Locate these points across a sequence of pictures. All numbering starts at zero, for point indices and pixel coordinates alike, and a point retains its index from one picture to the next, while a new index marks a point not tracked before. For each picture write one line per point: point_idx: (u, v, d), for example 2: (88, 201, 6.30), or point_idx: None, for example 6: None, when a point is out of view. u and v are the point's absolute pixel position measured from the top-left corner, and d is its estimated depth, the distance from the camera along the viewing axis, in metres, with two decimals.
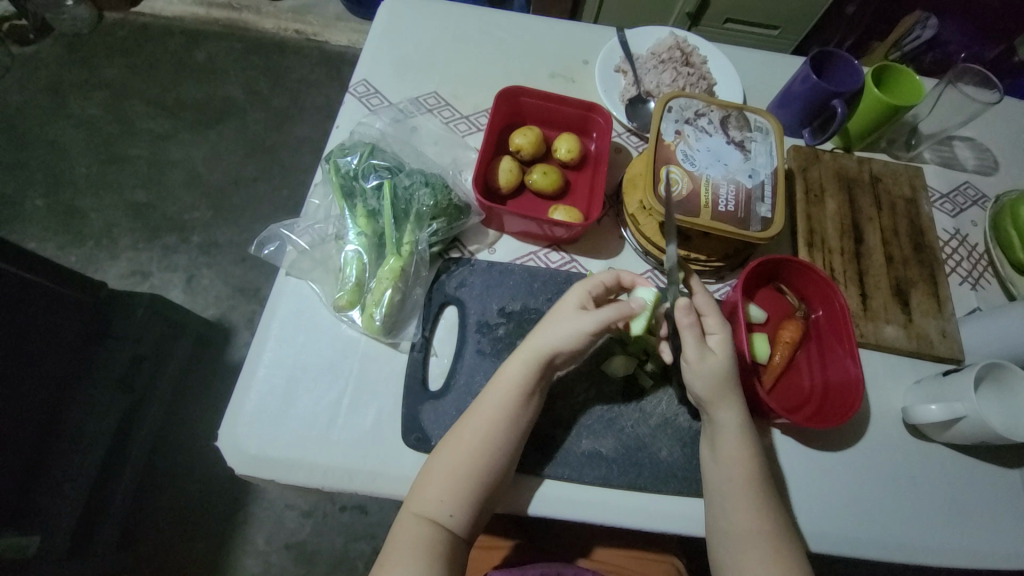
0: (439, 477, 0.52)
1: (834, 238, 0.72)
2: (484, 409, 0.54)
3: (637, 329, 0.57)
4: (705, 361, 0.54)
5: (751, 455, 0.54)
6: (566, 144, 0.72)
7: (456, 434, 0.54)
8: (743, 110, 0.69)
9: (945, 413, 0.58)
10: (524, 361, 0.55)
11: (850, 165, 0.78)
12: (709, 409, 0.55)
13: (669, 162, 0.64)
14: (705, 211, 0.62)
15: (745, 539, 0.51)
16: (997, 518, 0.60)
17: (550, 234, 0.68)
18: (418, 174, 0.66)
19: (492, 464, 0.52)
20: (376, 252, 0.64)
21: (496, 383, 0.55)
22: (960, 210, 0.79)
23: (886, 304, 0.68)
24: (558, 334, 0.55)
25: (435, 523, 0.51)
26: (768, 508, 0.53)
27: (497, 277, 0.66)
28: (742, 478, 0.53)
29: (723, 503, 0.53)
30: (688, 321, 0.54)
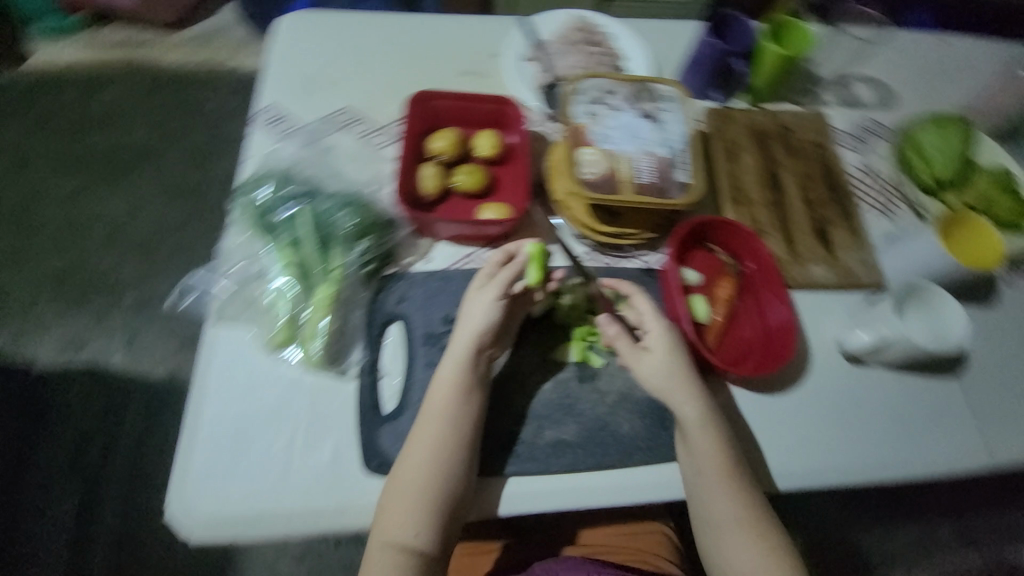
0: (403, 498, 0.51)
1: (755, 191, 0.75)
2: (444, 421, 0.54)
3: (531, 278, 0.60)
4: (642, 360, 0.59)
5: (721, 445, 0.56)
6: (485, 141, 0.72)
7: (413, 449, 0.53)
8: (649, 83, 0.70)
9: (871, 339, 0.63)
10: (458, 361, 0.56)
11: (758, 119, 0.81)
12: (673, 408, 0.57)
13: (585, 144, 0.65)
14: (626, 186, 0.62)
15: (726, 526, 0.55)
16: (939, 430, 0.65)
17: (483, 232, 0.68)
18: (345, 198, 0.65)
19: (453, 473, 0.53)
20: (304, 283, 0.62)
21: (448, 394, 0.55)
22: (868, 145, 0.83)
23: (811, 247, 0.72)
24: (474, 317, 0.58)
25: (407, 546, 0.51)
26: (743, 490, 0.56)
27: (435, 286, 0.65)
28: (716, 467, 0.55)
29: (699, 491, 0.56)
30: (617, 333, 0.60)
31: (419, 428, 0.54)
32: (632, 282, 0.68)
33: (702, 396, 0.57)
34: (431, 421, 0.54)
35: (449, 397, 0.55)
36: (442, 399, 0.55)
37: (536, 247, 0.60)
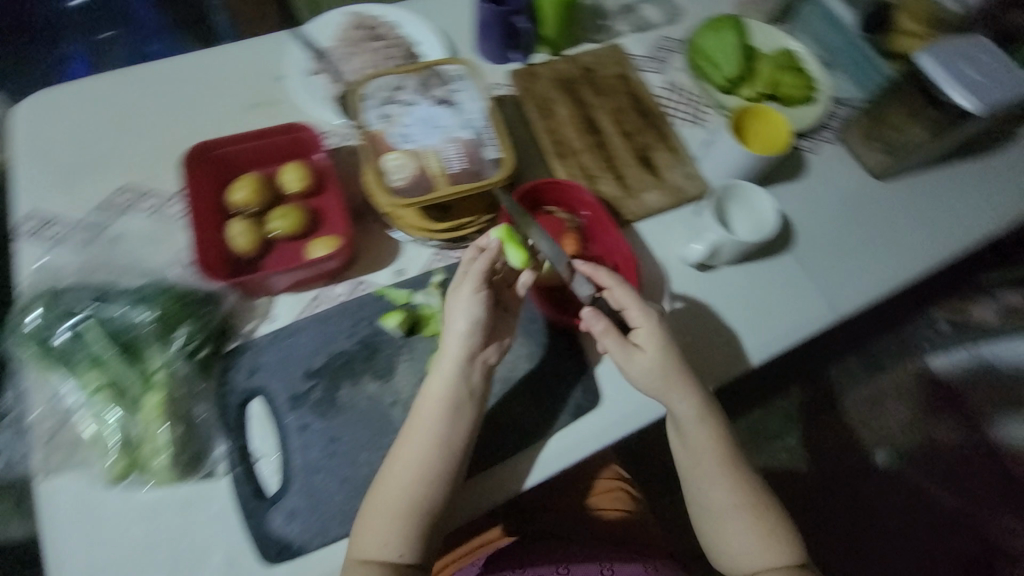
0: (389, 518, 0.52)
1: (576, 140, 0.77)
2: (433, 432, 0.54)
3: (517, 260, 0.60)
4: (631, 360, 0.58)
5: (713, 431, 0.60)
6: (291, 175, 0.67)
7: (397, 467, 0.53)
8: (435, 67, 0.68)
9: (704, 248, 0.68)
10: (451, 372, 0.56)
11: (560, 68, 0.82)
12: (669, 404, 0.59)
13: (387, 151, 0.62)
14: (440, 181, 0.61)
15: (726, 511, 0.59)
16: (789, 302, 0.71)
17: (321, 269, 0.64)
18: (153, 284, 0.60)
19: (436, 486, 0.54)
20: (124, 401, 0.55)
21: (438, 406, 0.55)
22: (665, 63, 0.87)
23: (639, 176, 0.75)
24: (458, 326, 0.56)
25: (392, 565, 0.52)
26: (738, 474, 0.60)
27: (285, 345, 0.61)
28: (717, 459, 0.60)
29: (700, 484, 0.60)
30: (601, 328, 0.58)
31: (406, 443, 0.54)
32: None
33: (697, 390, 0.59)
34: (418, 432, 0.54)
35: (441, 415, 0.55)
36: (433, 417, 0.54)
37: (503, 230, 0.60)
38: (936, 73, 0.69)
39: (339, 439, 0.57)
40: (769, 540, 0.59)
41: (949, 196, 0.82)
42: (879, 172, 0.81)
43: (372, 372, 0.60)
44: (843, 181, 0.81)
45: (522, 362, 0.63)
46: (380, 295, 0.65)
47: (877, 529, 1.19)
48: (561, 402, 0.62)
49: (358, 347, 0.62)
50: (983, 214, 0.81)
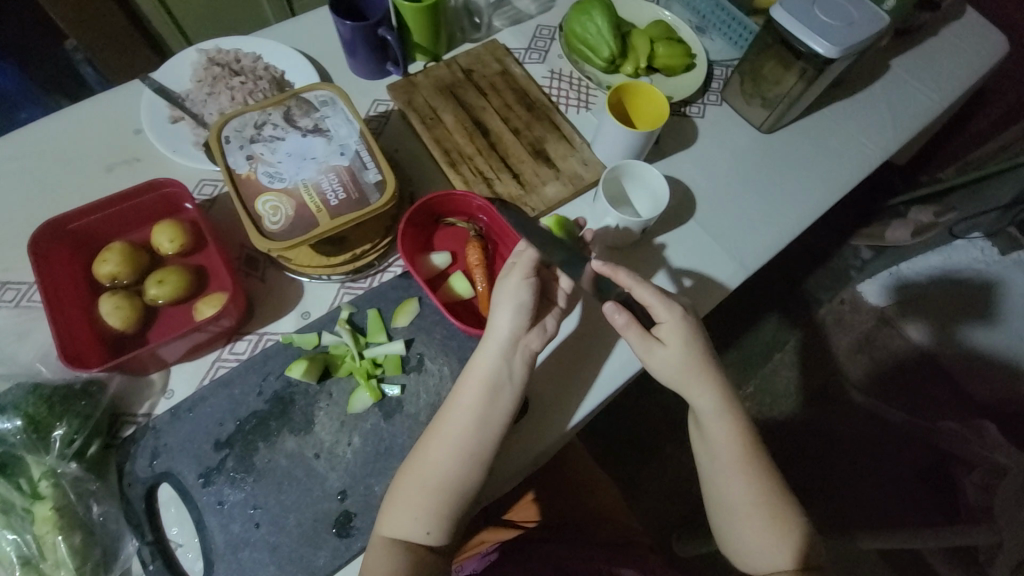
0: (425, 492, 0.53)
1: (468, 145, 0.75)
2: (479, 405, 0.56)
3: (562, 245, 0.67)
4: (656, 353, 0.59)
5: (734, 427, 0.61)
6: (164, 236, 0.61)
7: (444, 440, 0.55)
8: (299, 95, 0.65)
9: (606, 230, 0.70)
10: (498, 352, 0.57)
11: (440, 75, 0.80)
12: (690, 396, 0.61)
13: (259, 194, 0.58)
14: (321, 216, 0.58)
15: (746, 509, 0.60)
16: (697, 270, 0.74)
17: (214, 331, 0.60)
18: (17, 387, 0.54)
19: (472, 466, 0.55)
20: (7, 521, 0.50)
21: (479, 386, 0.56)
22: (546, 53, 0.87)
23: (536, 170, 0.74)
24: (506, 309, 0.58)
25: (417, 542, 0.53)
26: (759, 474, 0.60)
27: (187, 420, 0.58)
28: (737, 454, 0.60)
29: (719, 476, 0.61)
30: (626, 323, 0.58)
31: (454, 414, 0.56)
32: (394, 294, 0.65)
33: (721, 384, 0.61)
34: (465, 402, 0.56)
35: (480, 395, 0.56)
36: (475, 398, 0.56)
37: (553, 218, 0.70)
38: (794, 25, 0.69)
39: (261, 506, 0.54)
40: (783, 544, 0.59)
41: (834, 138, 0.85)
42: (766, 125, 0.84)
43: (288, 428, 0.57)
44: (733, 141, 0.84)
45: (447, 383, 0.61)
46: (287, 342, 0.61)
47: (834, 453, 1.27)
48: None
49: (269, 405, 0.58)
50: (866, 150, 0.85)
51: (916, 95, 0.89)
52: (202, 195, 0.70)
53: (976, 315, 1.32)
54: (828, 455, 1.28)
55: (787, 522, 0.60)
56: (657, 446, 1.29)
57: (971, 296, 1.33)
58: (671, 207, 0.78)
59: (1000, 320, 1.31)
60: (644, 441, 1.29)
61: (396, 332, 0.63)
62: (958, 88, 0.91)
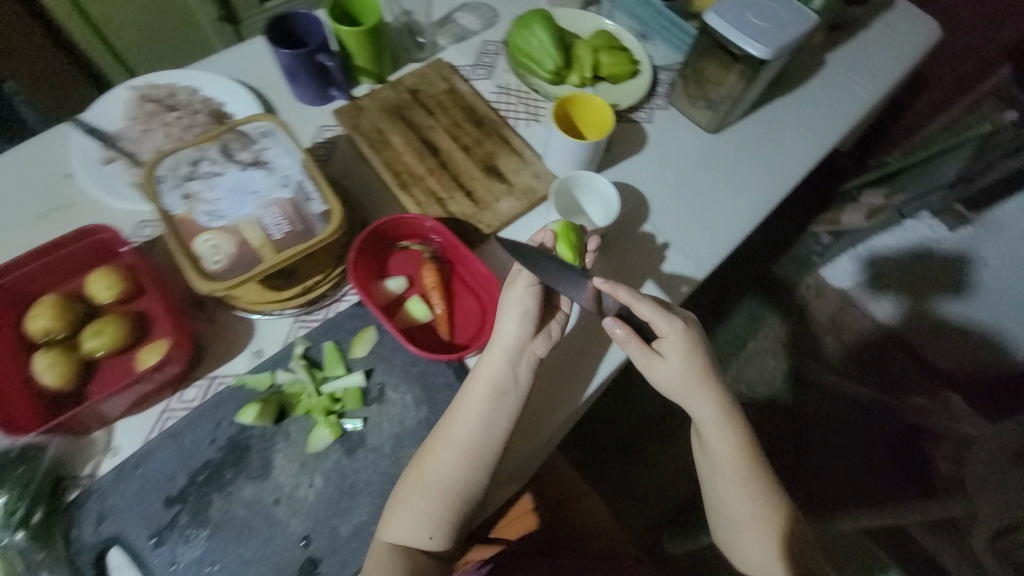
0: (428, 498, 0.53)
1: (418, 166, 0.74)
2: (484, 411, 0.56)
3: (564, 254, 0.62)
4: (656, 366, 0.60)
5: (736, 438, 0.61)
6: (100, 284, 0.59)
7: (449, 446, 0.55)
8: (237, 128, 0.62)
9: None
10: (504, 359, 0.58)
11: (386, 97, 0.79)
12: (692, 407, 0.61)
13: (198, 233, 0.56)
14: (265, 251, 0.56)
15: (748, 520, 0.60)
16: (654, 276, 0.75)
17: (162, 379, 0.58)
18: None
19: (476, 472, 0.55)
20: None
21: (485, 392, 0.57)
22: (492, 68, 0.87)
23: (489, 187, 0.74)
24: (513, 315, 0.59)
25: (420, 548, 0.53)
26: (761, 486, 0.60)
27: (134, 478, 0.55)
28: (737, 467, 0.60)
29: (720, 487, 0.61)
30: (626, 336, 0.59)
31: (459, 419, 0.56)
32: (350, 324, 0.63)
33: (721, 395, 0.61)
34: (470, 408, 0.56)
35: (487, 400, 0.57)
36: (481, 404, 0.56)
37: (562, 223, 0.62)
38: (727, 30, 0.71)
39: (217, 562, 0.52)
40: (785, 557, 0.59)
41: (779, 134, 0.87)
42: (712, 125, 0.85)
43: (244, 475, 0.54)
44: (682, 143, 0.85)
45: (410, 411, 0.59)
46: (239, 385, 0.59)
47: (812, 437, 1.30)
48: None
49: (223, 452, 0.55)
50: (810, 143, 0.87)
51: (852, 88, 0.92)
52: (143, 237, 0.67)
53: (949, 286, 1.37)
54: (806, 439, 1.30)
55: (789, 534, 0.60)
56: (641, 445, 1.29)
57: (942, 267, 1.37)
58: (625, 214, 0.79)
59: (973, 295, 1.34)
60: (626, 442, 1.29)
61: (355, 363, 0.61)
62: (891, 77, 0.94)
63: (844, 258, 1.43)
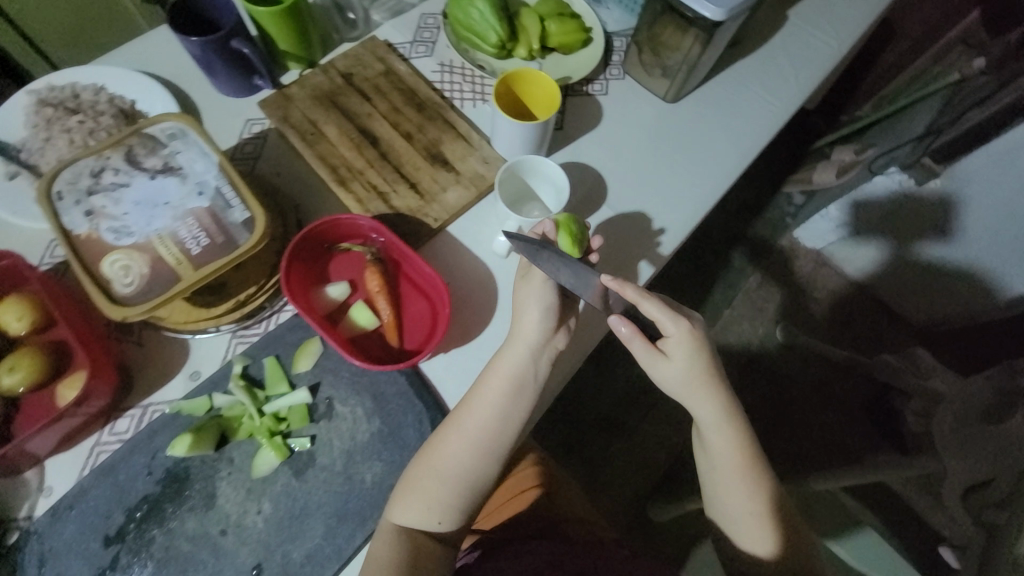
0: (441, 484, 0.53)
1: (356, 158, 0.69)
2: (501, 404, 0.56)
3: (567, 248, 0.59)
4: (661, 365, 0.60)
5: (737, 437, 0.62)
6: (13, 313, 0.52)
7: (464, 436, 0.55)
8: (141, 130, 0.56)
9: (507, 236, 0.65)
10: (522, 354, 0.58)
11: (317, 83, 0.73)
12: (692, 405, 0.62)
13: (105, 254, 0.51)
14: (183, 269, 0.51)
15: (744, 519, 0.61)
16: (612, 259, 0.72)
17: (86, 414, 0.54)
18: None
19: (489, 462, 0.56)
20: None
21: (500, 386, 0.56)
22: (433, 44, 0.80)
23: (434, 176, 0.69)
24: (530, 307, 0.59)
25: (428, 532, 0.53)
26: (760, 487, 0.62)
27: (72, 517, 0.52)
28: (737, 461, 0.62)
29: (720, 480, 0.63)
30: (630, 334, 0.59)
31: (476, 409, 0.56)
32: (292, 336, 0.60)
33: (723, 396, 0.61)
34: (487, 400, 0.56)
35: (501, 394, 0.56)
36: (496, 398, 0.56)
37: (565, 216, 0.59)
38: None
39: None
40: (777, 556, 0.61)
41: (739, 100, 0.83)
42: (670, 94, 0.81)
43: (187, 507, 0.52)
44: (640, 116, 0.81)
45: (362, 424, 0.57)
46: (175, 412, 0.55)
47: (789, 399, 1.31)
48: (414, 449, 0.57)
49: (162, 485, 0.52)
50: (772, 107, 0.83)
51: (815, 45, 0.88)
52: (52, 263, 0.62)
53: (930, 229, 1.15)
54: (783, 401, 1.31)
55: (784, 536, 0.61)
56: (623, 419, 1.26)
57: (922, 212, 1.15)
58: (581, 195, 0.75)
59: (959, 232, 1.10)
60: (606, 416, 1.26)
61: (299, 379, 0.58)
62: (857, 30, 0.89)
63: (832, 205, 1.32)
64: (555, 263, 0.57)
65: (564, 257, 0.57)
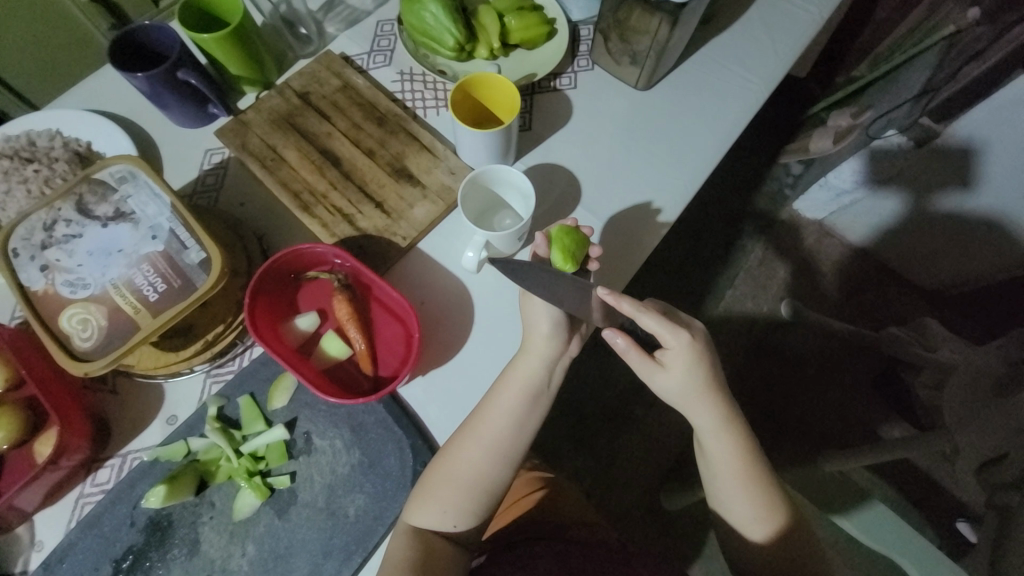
0: (454, 491, 0.54)
1: (318, 181, 0.67)
2: (514, 415, 0.56)
3: (563, 261, 0.58)
4: (658, 373, 0.58)
5: (739, 444, 0.60)
6: None
7: (477, 446, 0.55)
8: (91, 176, 0.55)
9: (476, 252, 0.61)
10: (536, 366, 0.57)
11: (273, 105, 0.71)
12: (690, 412, 0.60)
13: (63, 309, 0.50)
14: (143, 318, 0.50)
15: (749, 523, 0.60)
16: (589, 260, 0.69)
17: (67, 467, 0.54)
18: None
19: (501, 469, 0.56)
20: None
21: (510, 398, 0.56)
22: (391, 53, 0.77)
23: (400, 193, 0.67)
24: (538, 317, 0.57)
25: (444, 535, 0.54)
26: (765, 494, 0.60)
27: (61, 571, 0.52)
28: (738, 469, 0.59)
29: (723, 487, 0.60)
30: (625, 346, 0.57)
31: (488, 421, 0.55)
32: (264, 373, 0.59)
33: (722, 403, 0.59)
34: (498, 412, 0.56)
35: (514, 404, 0.56)
36: (503, 411, 0.56)
37: (558, 228, 0.58)
38: None
39: None
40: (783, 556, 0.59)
41: (717, 79, 0.79)
42: (641, 82, 0.77)
43: (172, 555, 0.53)
44: (612, 107, 0.78)
45: (342, 457, 0.56)
46: (153, 459, 0.55)
47: (798, 376, 1.28)
48: (396, 480, 0.56)
49: (146, 534, 0.53)
50: (751, 85, 0.79)
51: (794, 14, 0.83)
52: (21, 318, 0.61)
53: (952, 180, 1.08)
54: (793, 379, 1.28)
55: (792, 541, 0.60)
56: (629, 409, 1.23)
57: (945, 162, 1.05)
58: (555, 197, 0.73)
59: (980, 182, 1.04)
60: (611, 408, 1.23)
61: (276, 415, 0.57)
62: None
63: (846, 161, 1.17)
64: (538, 281, 0.54)
65: (533, 273, 0.54)
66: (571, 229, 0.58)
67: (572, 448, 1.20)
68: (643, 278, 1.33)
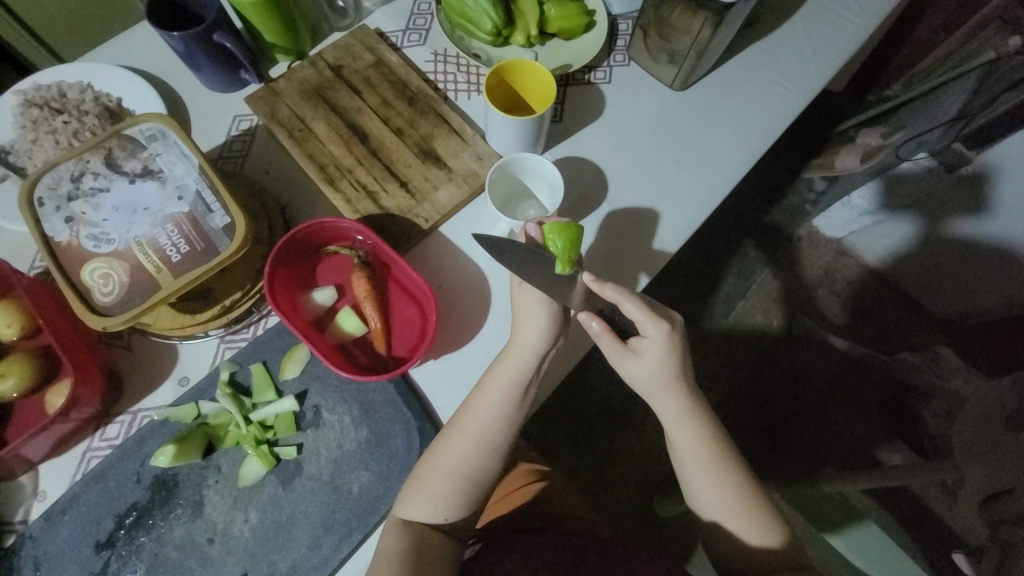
0: (445, 483, 0.53)
1: (345, 156, 0.66)
2: (501, 406, 0.55)
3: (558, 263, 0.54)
4: (629, 361, 0.57)
5: (704, 431, 0.59)
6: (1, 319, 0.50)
7: (468, 436, 0.54)
8: (121, 132, 0.54)
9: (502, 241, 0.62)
10: (524, 358, 0.56)
11: (305, 76, 0.70)
12: (653, 402, 0.60)
13: (86, 262, 0.50)
14: (164, 278, 0.50)
15: (721, 513, 0.59)
16: (595, 257, 0.68)
17: (78, 419, 0.54)
18: None
19: (494, 460, 0.56)
20: None
21: (501, 394, 0.55)
22: (426, 32, 0.77)
23: (425, 174, 0.66)
24: (528, 314, 0.57)
25: (434, 526, 0.54)
26: (733, 479, 0.59)
27: (65, 522, 0.52)
28: (706, 459, 0.59)
29: (690, 478, 0.60)
30: (598, 329, 0.56)
31: (477, 409, 0.55)
32: (279, 343, 0.59)
33: (687, 396, 0.59)
34: (498, 400, 0.55)
35: (504, 397, 0.55)
36: (491, 405, 0.55)
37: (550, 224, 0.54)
38: None
39: None
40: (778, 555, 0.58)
41: (752, 85, 0.78)
42: (677, 83, 0.76)
43: (175, 515, 0.53)
44: (645, 105, 0.76)
45: (349, 433, 0.56)
46: (164, 419, 0.55)
47: (802, 393, 1.27)
48: (401, 461, 0.56)
49: (151, 492, 0.53)
50: (787, 94, 0.78)
51: (837, 25, 0.81)
52: (41, 268, 0.61)
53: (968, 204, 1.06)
54: (797, 396, 1.27)
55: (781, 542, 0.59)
56: (630, 412, 1.22)
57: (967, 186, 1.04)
58: (581, 190, 0.72)
59: None
60: (611, 409, 1.22)
61: (287, 387, 0.58)
62: (885, 7, 0.82)
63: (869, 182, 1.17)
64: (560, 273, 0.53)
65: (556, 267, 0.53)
66: (564, 226, 0.53)
67: (569, 445, 1.20)
68: (654, 282, 1.32)
